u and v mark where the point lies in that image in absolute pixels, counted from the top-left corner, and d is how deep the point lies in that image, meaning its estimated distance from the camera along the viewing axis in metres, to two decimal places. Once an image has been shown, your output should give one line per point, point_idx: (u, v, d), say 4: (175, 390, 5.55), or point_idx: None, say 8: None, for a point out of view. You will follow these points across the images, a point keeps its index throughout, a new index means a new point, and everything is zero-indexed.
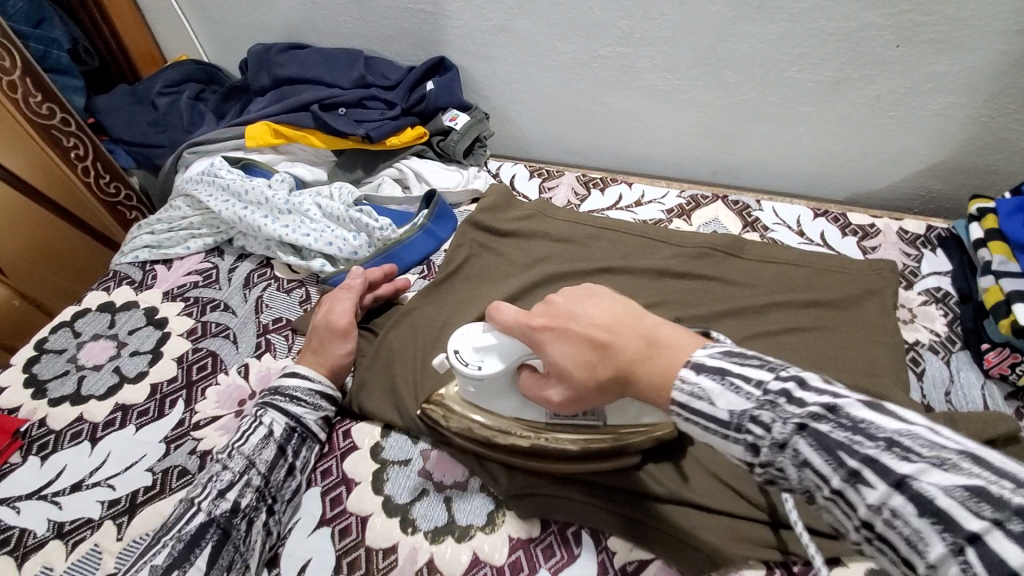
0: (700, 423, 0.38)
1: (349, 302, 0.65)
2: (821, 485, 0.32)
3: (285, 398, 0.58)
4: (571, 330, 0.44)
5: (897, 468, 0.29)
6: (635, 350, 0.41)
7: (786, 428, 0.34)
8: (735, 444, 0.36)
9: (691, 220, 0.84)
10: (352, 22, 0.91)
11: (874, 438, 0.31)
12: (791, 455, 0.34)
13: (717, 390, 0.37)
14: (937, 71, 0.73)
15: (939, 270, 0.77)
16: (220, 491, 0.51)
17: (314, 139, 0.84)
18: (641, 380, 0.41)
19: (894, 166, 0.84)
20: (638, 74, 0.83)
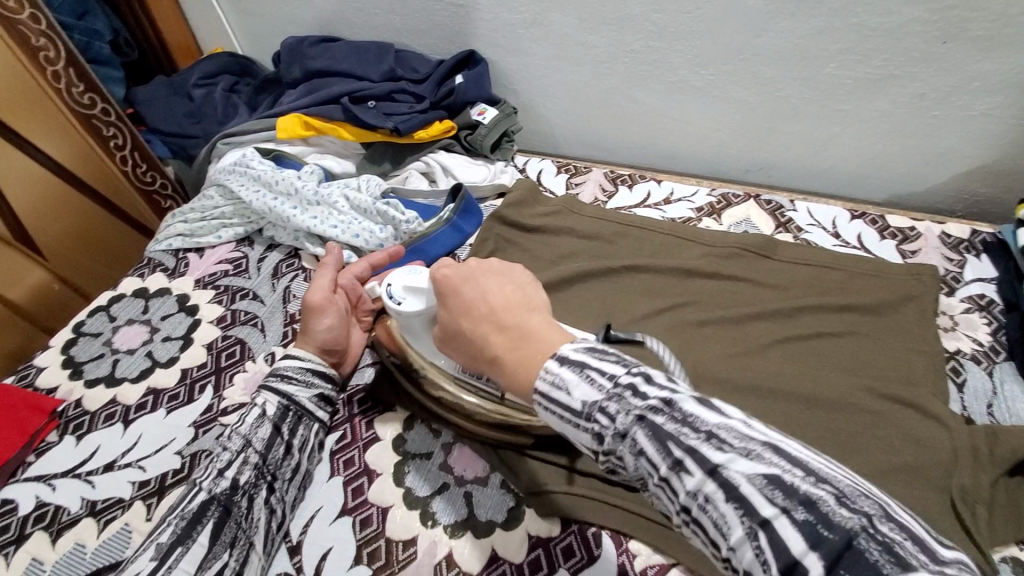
0: (556, 413, 0.38)
1: (326, 278, 0.64)
2: (651, 473, 0.34)
3: (278, 376, 0.58)
4: (460, 306, 0.45)
5: (712, 457, 0.32)
6: (501, 339, 0.42)
7: (627, 419, 0.35)
8: (585, 433, 0.37)
9: (721, 220, 0.82)
10: (384, 15, 0.91)
11: (698, 430, 0.33)
12: (630, 446, 0.35)
13: (575, 381, 0.37)
14: (988, 69, 0.70)
15: (984, 277, 0.73)
16: (220, 470, 0.51)
17: (343, 132, 0.85)
18: (501, 366, 0.41)
19: (939, 168, 0.81)
20: (670, 70, 0.81)
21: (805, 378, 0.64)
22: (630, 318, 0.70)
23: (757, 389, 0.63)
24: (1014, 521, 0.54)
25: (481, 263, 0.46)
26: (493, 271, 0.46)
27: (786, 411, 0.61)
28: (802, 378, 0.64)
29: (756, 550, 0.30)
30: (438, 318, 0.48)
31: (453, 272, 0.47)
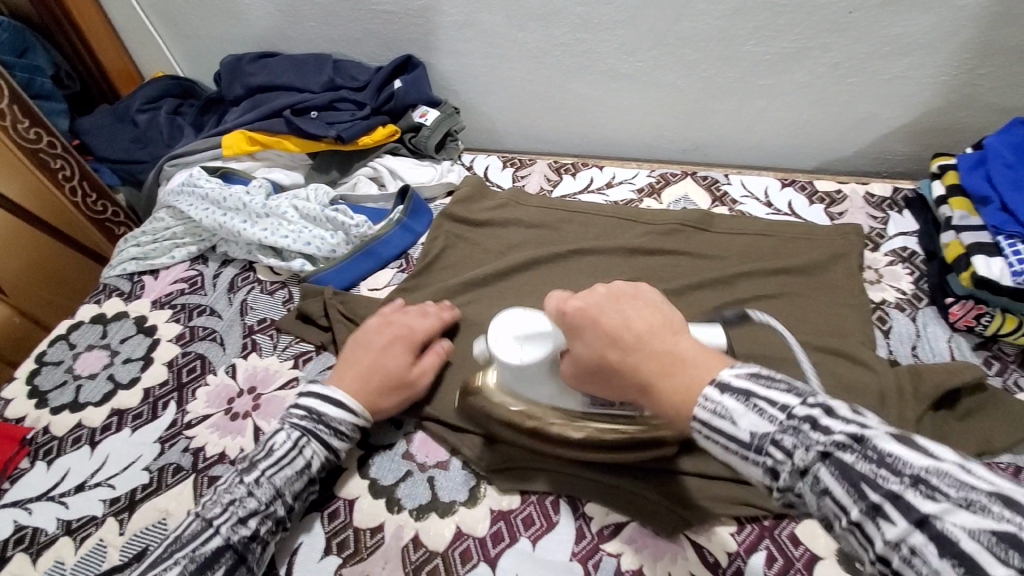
0: (722, 443, 0.40)
1: (434, 366, 0.63)
2: (840, 515, 0.36)
3: (328, 430, 0.56)
4: (600, 333, 0.46)
5: (921, 507, 0.33)
6: (652, 367, 0.43)
7: (808, 454, 0.37)
8: (755, 465, 0.39)
9: (661, 199, 0.86)
10: (320, 28, 0.93)
11: (901, 475, 0.35)
12: (813, 483, 0.37)
13: (742, 411, 0.39)
14: (892, 34, 0.75)
15: (906, 231, 0.78)
16: (241, 518, 0.52)
17: (288, 144, 0.86)
18: (655, 397, 0.43)
19: (859, 132, 0.86)
20: (600, 59, 0.85)
21: (744, 339, 0.68)
22: None
23: None
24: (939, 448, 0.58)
25: (611, 291, 0.49)
26: (628, 297, 0.48)
27: None
28: (740, 340, 0.67)
29: None
30: (572, 343, 0.50)
31: (588, 299, 0.49)
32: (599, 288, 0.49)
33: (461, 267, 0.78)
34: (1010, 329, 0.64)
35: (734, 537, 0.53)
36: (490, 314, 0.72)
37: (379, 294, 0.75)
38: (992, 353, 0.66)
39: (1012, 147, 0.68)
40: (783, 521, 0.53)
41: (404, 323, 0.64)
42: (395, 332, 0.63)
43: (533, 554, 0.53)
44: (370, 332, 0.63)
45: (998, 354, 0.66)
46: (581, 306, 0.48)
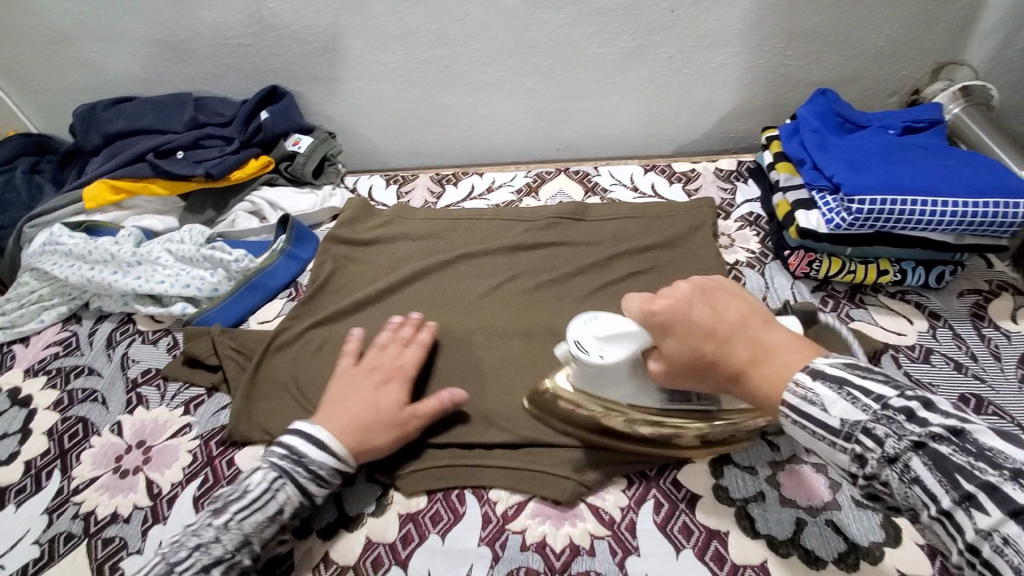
0: (810, 430, 0.41)
1: (429, 409, 0.60)
2: (930, 503, 0.36)
3: (307, 473, 0.55)
4: (682, 328, 0.48)
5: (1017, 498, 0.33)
6: (739, 356, 0.45)
7: (899, 444, 0.38)
8: (843, 451, 0.40)
9: (538, 196, 0.91)
10: (178, 67, 0.91)
11: (999, 467, 0.35)
12: (903, 472, 0.38)
13: (833, 398, 0.41)
14: (711, 27, 0.84)
15: (751, 198, 0.88)
16: (205, 566, 0.50)
17: (156, 188, 0.84)
18: (744, 384, 0.46)
19: (702, 116, 0.96)
20: (463, 72, 0.89)
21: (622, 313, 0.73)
22: (470, 300, 0.76)
23: None
24: None
25: (695, 283, 0.49)
26: (709, 287, 0.49)
27: None
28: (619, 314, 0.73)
29: None
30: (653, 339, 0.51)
31: (673, 292, 0.50)
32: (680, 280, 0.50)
33: (352, 286, 0.79)
34: (837, 270, 0.74)
35: (625, 493, 0.59)
36: (385, 327, 0.74)
37: (270, 326, 0.75)
38: (826, 293, 0.76)
39: (818, 115, 0.78)
40: (665, 470, 0.60)
41: (392, 359, 0.64)
42: (384, 371, 0.62)
43: (442, 548, 0.56)
44: (359, 371, 0.62)
45: (832, 292, 0.76)
46: (671, 298, 0.49)
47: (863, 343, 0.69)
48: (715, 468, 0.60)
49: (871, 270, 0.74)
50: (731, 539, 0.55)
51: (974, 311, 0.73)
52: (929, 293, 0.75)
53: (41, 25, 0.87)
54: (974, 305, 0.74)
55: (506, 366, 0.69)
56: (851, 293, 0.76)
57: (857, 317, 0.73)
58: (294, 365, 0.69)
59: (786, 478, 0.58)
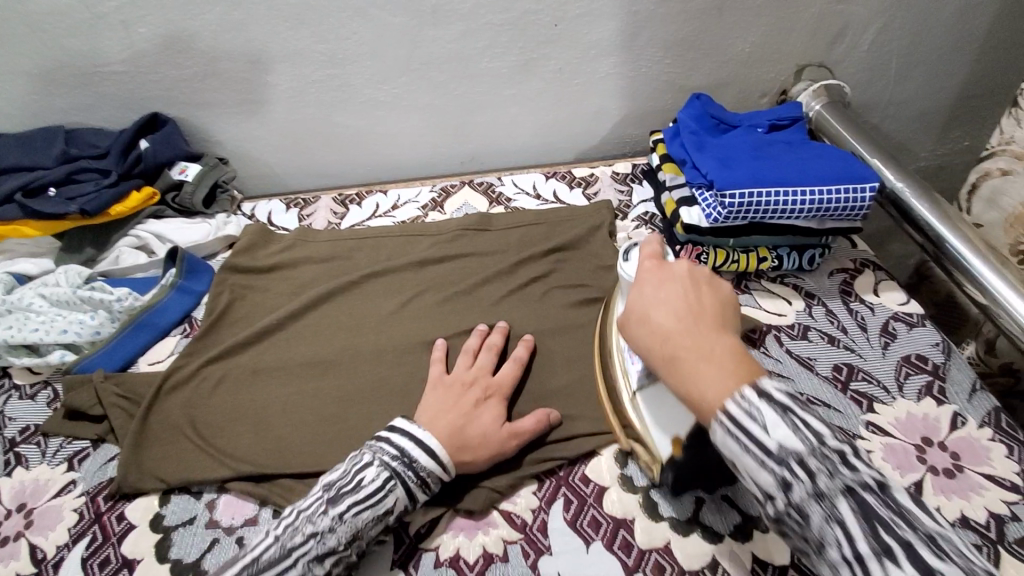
0: (742, 443, 0.41)
1: (528, 424, 0.61)
2: (842, 545, 0.39)
3: (416, 478, 0.55)
4: (661, 294, 0.49)
5: (930, 560, 0.37)
6: (694, 347, 0.45)
7: (833, 485, 0.39)
8: (771, 474, 0.40)
9: (444, 210, 0.92)
10: (42, 98, 0.84)
11: (915, 527, 0.38)
12: (829, 508, 0.39)
13: (776, 421, 0.41)
14: (595, 39, 0.89)
15: (646, 198, 0.93)
16: (320, 556, 0.50)
17: (28, 229, 0.77)
18: (681, 373, 0.45)
19: (597, 123, 1.00)
20: (358, 91, 0.89)
21: (528, 318, 0.75)
22: (377, 319, 0.76)
23: None
24: None
25: (692, 269, 0.51)
26: (701, 278, 0.50)
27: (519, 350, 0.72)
28: (526, 320, 0.75)
29: None
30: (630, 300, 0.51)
31: (666, 268, 0.52)
32: (680, 262, 0.52)
33: (253, 317, 0.76)
34: (721, 261, 0.80)
35: (536, 494, 0.60)
36: (289, 356, 0.71)
37: (161, 366, 0.71)
38: None
39: (694, 118, 0.84)
40: (574, 468, 0.62)
41: (484, 374, 0.65)
42: (481, 387, 0.63)
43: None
44: (454, 384, 0.63)
45: (721, 282, 0.82)
46: (666, 270, 0.51)
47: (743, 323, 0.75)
48: (620, 458, 0.62)
49: (752, 257, 0.80)
50: (637, 526, 0.57)
51: (842, 288, 0.81)
52: (803, 275, 0.83)
53: None
54: (842, 282, 0.82)
55: (414, 382, 0.68)
56: (737, 280, 0.82)
57: (744, 302, 0.79)
58: (189, 407, 0.66)
59: None
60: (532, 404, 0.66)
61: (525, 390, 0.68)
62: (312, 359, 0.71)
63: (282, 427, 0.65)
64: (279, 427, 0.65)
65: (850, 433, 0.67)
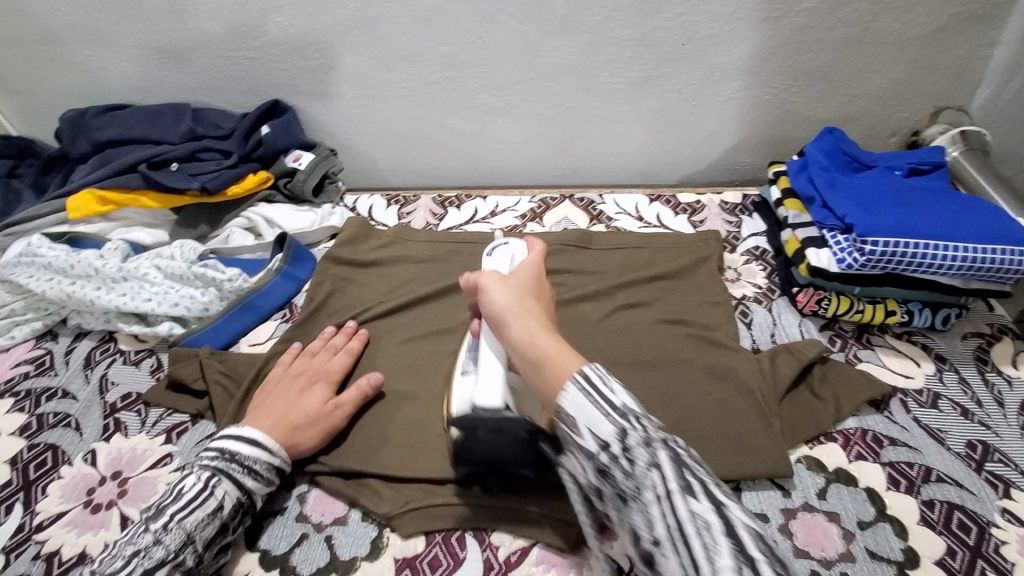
0: (592, 400, 0.42)
1: (354, 399, 0.63)
2: (658, 487, 0.38)
3: (243, 470, 0.55)
4: (524, 277, 0.55)
5: (719, 495, 0.38)
6: (536, 318, 0.50)
7: (655, 435, 0.40)
8: (611, 422, 0.41)
9: (543, 222, 0.90)
10: (175, 76, 0.88)
11: (710, 475, 0.40)
12: (652, 455, 0.39)
13: (613, 383, 0.43)
14: (721, 61, 0.85)
15: (757, 232, 0.87)
16: (150, 569, 0.48)
17: (147, 200, 0.80)
18: (523, 329, 0.48)
19: (709, 148, 0.96)
20: (472, 95, 0.88)
21: (629, 347, 0.72)
22: None
23: None
24: (801, 425, 0.66)
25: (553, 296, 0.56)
26: (547, 282, 0.57)
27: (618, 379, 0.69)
28: (627, 347, 0.71)
29: (680, 506, 0.37)
30: (489, 271, 0.54)
31: (543, 279, 0.57)
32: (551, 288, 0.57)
33: (350, 310, 0.76)
34: (845, 310, 0.74)
35: None
36: (382, 355, 0.70)
37: (263, 348, 0.72)
38: (835, 332, 0.75)
39: (826, 153, 0.79)
40: None
41: (320, 366, 0.66)
42: (309, 373, 0.64)
43: None
44: (288, 376, 0.64)
45: (840, 332, 0.75)
46: (535, 268, 0.57)
47: (868, 387, 0.68)
48: None
49: (879, 310, 0.73)
50: None
51: (977, 355, 0.73)
52: (933, 335, 0.75)
53: (31, 25, 0.83)
54: (977, 348, 0.74)
55: None
56: (858, 332, 0.75)
57: (865, 358, 0.73)
58: None
59: (799, 525, 0.59)
60: None
61: None
62: (406, 361, 0.70)
63: (373, 426, 0.64)
64: (371, 427, 0.64)
65: (984, 520, 0.59)
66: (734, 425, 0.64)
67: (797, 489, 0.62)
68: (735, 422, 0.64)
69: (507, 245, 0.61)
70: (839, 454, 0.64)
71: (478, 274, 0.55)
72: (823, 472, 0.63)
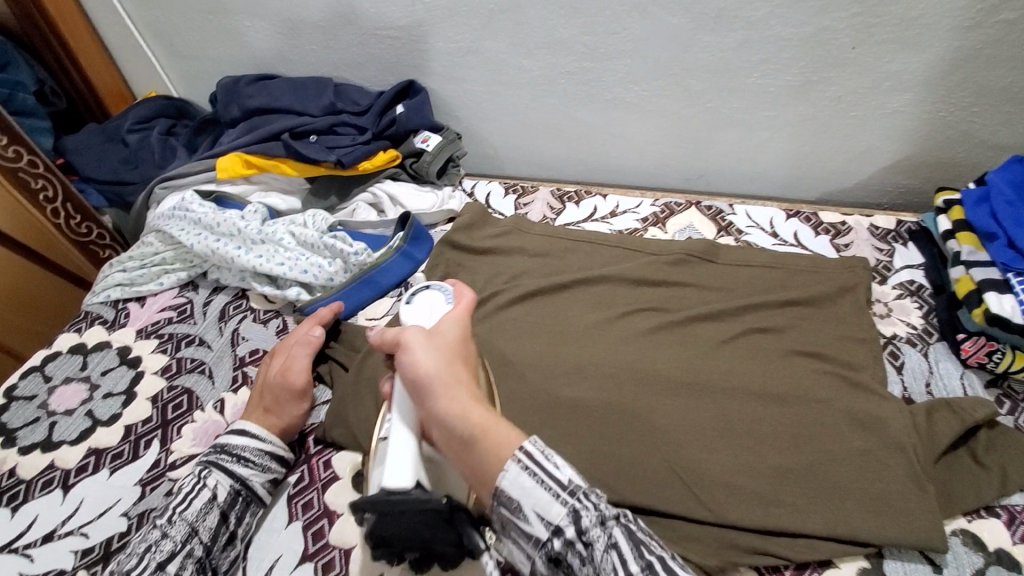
0: (542, 482, 0.42)
1: (306, 358, 0.64)
2: (616, 568, 0.40)
3: (232, 458, 0.57)
4: (452, 340, 0.52)
5: (678, 570, 0.41)
6: (465, 391, 0.48)
7: (606, 516, 0.42)
8: (564, 505, 0.42)
9: (666, 228, 0.85)
10: (320, 50, 0.91)
11: (657, 549, 0.42)
12: (607, 534, 0.41)
13: (561, 461, 0.44)
14: (895, 70, 0.75)
15: (912, 264, 0.78)
16: (159, 563, 0.49)
17: (286, 168, 0.84)
18: (450, 404, 0.47)
19: (861, 164, 0.86)
20: (606, 88, 0.84)
21: (757, 374, 0.66)
22: (583, 332, 0.71)
23: (711, 389, 0.65)
24: (960, 494, 0.57)
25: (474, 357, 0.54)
26: (472, 344, 0.54)
27: (741, 409, 0.63)
28: (755, 375, 0.65)
29: None
30: (414, 328, 0.51)
31: (466, 342, 0.53)
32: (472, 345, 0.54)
33: None
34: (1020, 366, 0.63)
35: None
36: (491, 348, 0.70)
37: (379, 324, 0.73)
38: (1003, 391, 0.65)
39: (1011, 184, 0.69)
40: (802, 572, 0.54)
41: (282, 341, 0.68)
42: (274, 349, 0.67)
43: None
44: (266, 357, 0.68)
45: (1009, 392, 0.65)
46: (452, 322, 0.53)
47: None
48: None
49: None
50: None
51: None
52: None
53: None
54: None
55: (619, 414, 0.63)
56: None
57: None
58: None
59: None
60: (753, 477, 0.58)
61: (744, 459, 0.59)
62: (518, 357, 0.69)
63: None
64: None
65: None
66: (878, 482, 0.57)
67: (950, 566, 0.54)
68: (879, 479, 0.57)
69: (435, 292, 0.59)
70: (1004, 535, 0.55)
71: (400, 332, 0.51)
72: (983, 552, 0.55)
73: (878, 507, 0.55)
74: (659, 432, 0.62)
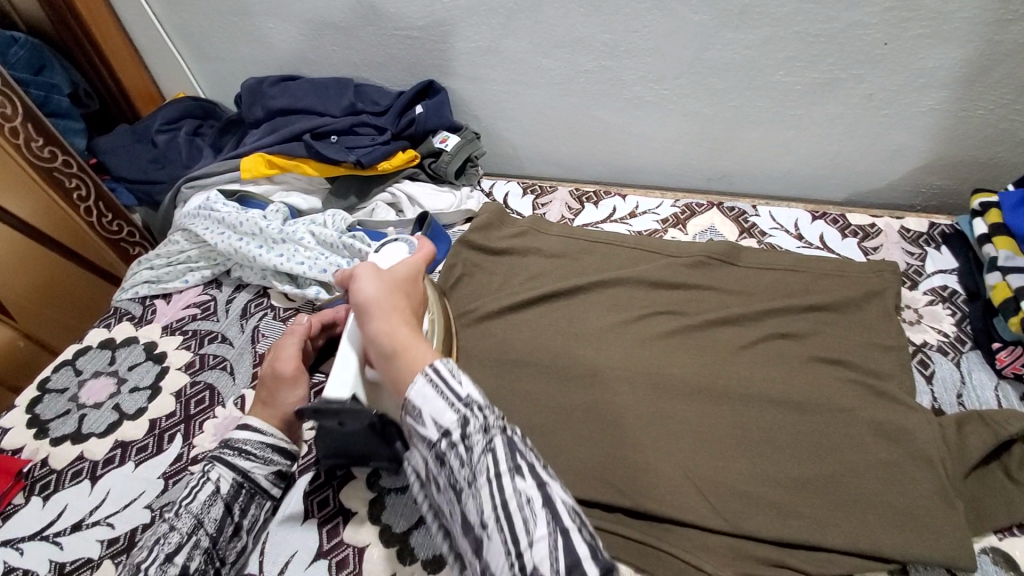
0: (438, 391, 0.43)
1: (294, 345, 0.61)
2: (489, 469, 0.41)
3: (233, 451, 0.55)
4: (402, 277, 0.55)
5: (543, 473, 0.42)
6: (400, 318, 0.49)
7: (492, 427, 0.43)
8: (454, 412, 0.42)
9: (686, 229, 0.83)
10: (341, 51, 0.92)
11: (536, 460, 0.43)
12: (488, 441, 0.42)
13: (459, 373, 0.44)
14: (929, 66, 0.72)
15: (945, 269, 0.75)
16: (167, 555, 0.48)
17: (306, 168, 0.85)
18: (381, 325, 0.49)
19: (892, 164, 0.83)
20: (625, 86, 0.83)
21: (778, 381, 0.64)
22: (599, 334, 0.70)
23: (729, 395, 0.63)
24: (993, 511, 0.55)
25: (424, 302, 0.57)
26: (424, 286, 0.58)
27: (761, 416, 0.62)
28: (775, 381, 0.64)
29: (507, 485, 0.41)
30: (366, 264, 0.55)
31: (418, 285, 0.57)
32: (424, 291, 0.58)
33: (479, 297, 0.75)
34: None
35: None
36: (506, 350, 0.69)
37: None
38: None
39: None
40: None
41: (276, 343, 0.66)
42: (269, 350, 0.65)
43: None
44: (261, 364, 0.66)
45: None
46: (407, 263, 0.57)
47: None
48: None
49: None
50: None
51: None
52: None
53: None
54: None
55: (633, 418, 0.62)
56: None
57: None
58: None
59: None
60: (771, 487, 0.57)
61: (763, 468, 0.58)
62: (532, 359, 0.68)
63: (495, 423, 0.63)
64: None
65: None
66: (904, 496, 0.55)
67: None
68: (906, 493, 0.55)
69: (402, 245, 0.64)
70: None
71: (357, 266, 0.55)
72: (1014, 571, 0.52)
73: (904, 522, 0.53)
74: (674, 438, 0.61)
